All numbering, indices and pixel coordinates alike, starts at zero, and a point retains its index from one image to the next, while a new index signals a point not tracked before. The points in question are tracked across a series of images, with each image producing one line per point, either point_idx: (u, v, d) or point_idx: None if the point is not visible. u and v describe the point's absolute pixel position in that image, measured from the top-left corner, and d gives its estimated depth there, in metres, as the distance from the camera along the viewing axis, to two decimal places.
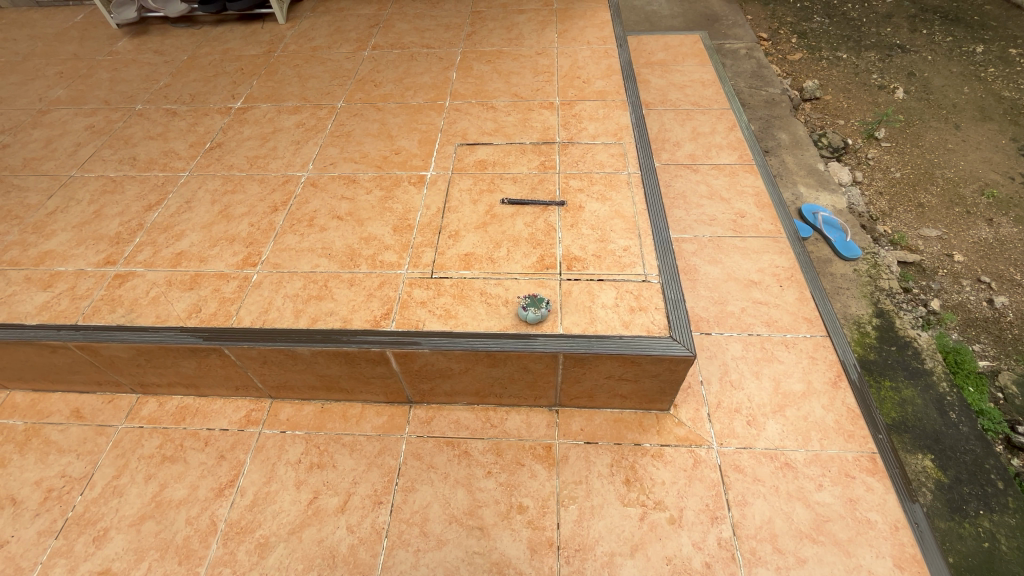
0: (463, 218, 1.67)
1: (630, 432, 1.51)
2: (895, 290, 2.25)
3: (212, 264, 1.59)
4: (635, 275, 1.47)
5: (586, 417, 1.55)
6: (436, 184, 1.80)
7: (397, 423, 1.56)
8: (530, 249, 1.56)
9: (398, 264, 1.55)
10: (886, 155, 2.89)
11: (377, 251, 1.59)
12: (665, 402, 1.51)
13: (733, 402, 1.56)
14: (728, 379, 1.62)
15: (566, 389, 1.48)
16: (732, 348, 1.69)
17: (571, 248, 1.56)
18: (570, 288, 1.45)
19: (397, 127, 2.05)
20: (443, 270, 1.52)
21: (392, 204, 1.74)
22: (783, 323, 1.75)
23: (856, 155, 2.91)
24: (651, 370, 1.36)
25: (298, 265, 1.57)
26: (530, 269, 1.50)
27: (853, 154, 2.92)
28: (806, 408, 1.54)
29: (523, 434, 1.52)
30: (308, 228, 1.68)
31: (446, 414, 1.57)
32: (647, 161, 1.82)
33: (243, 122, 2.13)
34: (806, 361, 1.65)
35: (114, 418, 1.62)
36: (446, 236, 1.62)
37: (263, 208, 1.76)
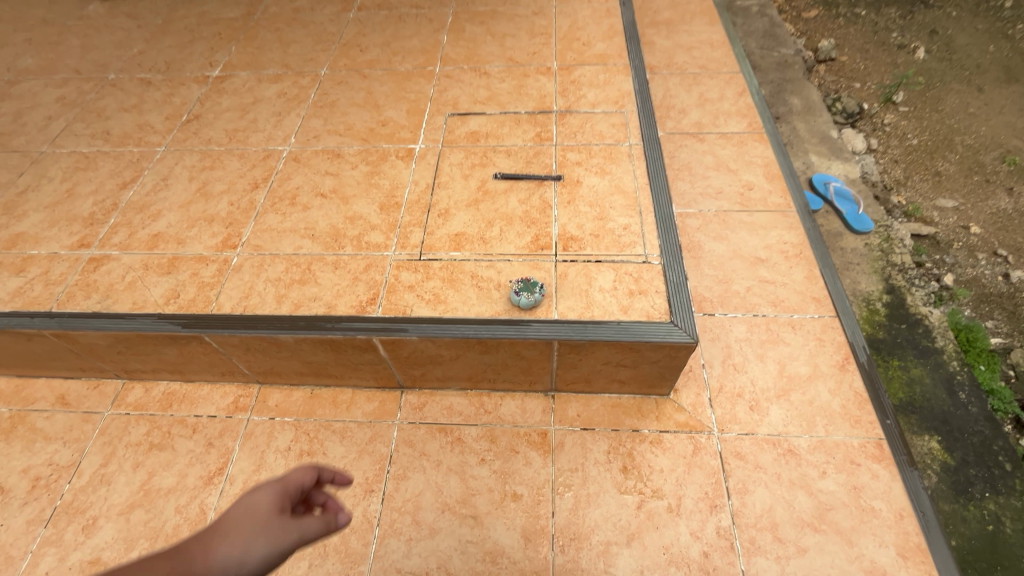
0: (453, 195, 1.57)
1: (628, 418, 1.46)
2: (907, 265, 2.19)
3: (189, 246, 1.51)
4: (636, 256, 1.39)
5: (582, 402, 1.49)
6: (425, 158, 1.69)
7: (388, 410, 1.52)
8: (524, 228, 1.47)
9: (385, 245, 1.47)
10: (904, 120, 2.77)
11: (362, 231, 1.50)
12: (664, 387, 1.45)
13: (735, 387, 1.51)
14: (730, 362, 1.55)
15: (562, 375, 1.42)
16: (736, 330, 1.62)
17: (567, 226, 1.47)
18: (566, 270, 1.37)
19: (384, 96, 1.92)
20: (432, 252, 1.44)
21: (379, 180, 1.64)
22: (790, 303, 1.67)
23: (871, 121, 2.80)
24: (650, 356, 1.29)
25: (280, 247, 1.49)
26: (524, 251, 1.42)
27: (868, 119, 2.81)
28: (812, 392, 1.48)
29: (518, 419, 1.48)
30: (290, 207, 1.59)
31: (439, 400, 1.53)
32: (650, 131, 1.70)
33: (221, 92, 2.00)
34: (813, 343, 1.58)
35: (100, 405, 1.59)
36: (436, 214, 1.53)
37: (243, 185, 1.66)
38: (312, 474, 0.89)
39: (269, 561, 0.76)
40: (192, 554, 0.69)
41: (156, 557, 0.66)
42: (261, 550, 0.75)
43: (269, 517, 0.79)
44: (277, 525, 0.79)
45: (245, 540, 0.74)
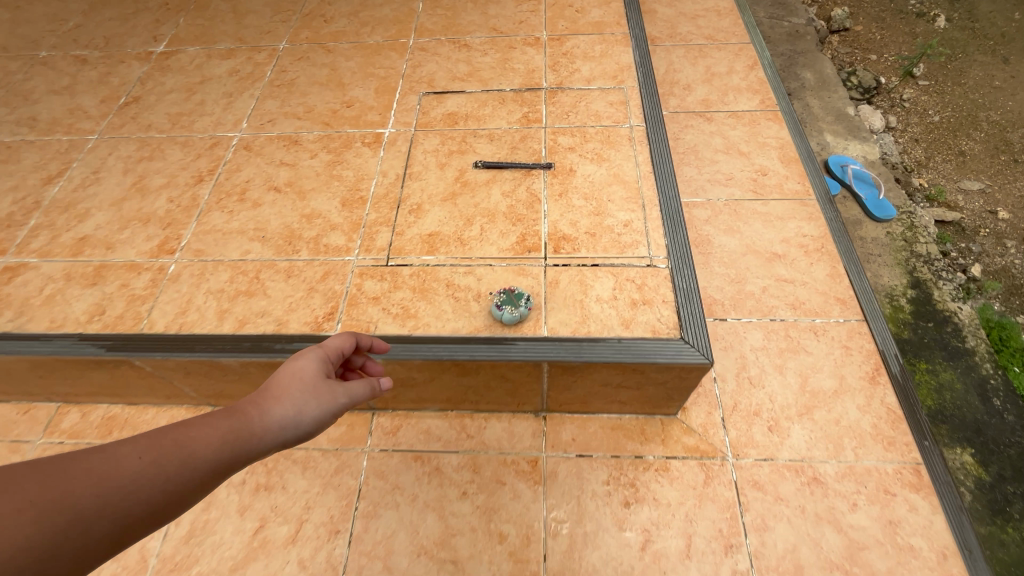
0: (427, 188, 1.36)
1: (630, 442, 1.28)
2: (933, 256, 2.00)
3: (120, 252, 1.30)
4: (639, 258, 1.19)
5: (578, 424, 1.31)
6: (396, 144, 1.47)
7: (357, 435, 1.33)
8: (509, 227, 1.27)
9: (347, 249, 1.26)
10: (924, 95, 2.55)
11: (320, 232, 1.29)
12: (671, 407, 1.26)
13: (751, 404, 1.32)
14: (745, 375, 1.37)
15: (553, 396, 1.23)
16: (751, 337, 1.43)
17: (558, 224, 1.26)
18: (557, 277, 1.17)
19: (350, 73, 1.69)
20: (401, 256, 1.23)
21: (342, 170, 1.42)
22: (811, 305, 1.48)
23: (889, 97, 2.57)
24: (656, 378, 1.11)
25: (225, 252, 1.27)
26: (508, 253, 1.22)
27: (885, 95, 2.58)
28: (838, 409, 1.31)
29: (504, 445, 1.30)
30: (239, 203, 1.37)
31: (415, 423, 1.34)
32: (653, 110, 1.48)
33: (166, 71, 1.76)
34: (838, 351, 1.40)
35: (29, 433, 1.39)
36: (407, 211, 1.32)
37: (185, 178, 1.44)
38: (351, 342, 0.84)
39: (328, 417, 0.73)
40: (244, 414, 0.66)
41: (206, 418, 0.64)
42: (316, 412, 0.72)
43: (316, 379, 0.74)
44: (325, 387, 0.74)
45: (297, 401, 0.71)
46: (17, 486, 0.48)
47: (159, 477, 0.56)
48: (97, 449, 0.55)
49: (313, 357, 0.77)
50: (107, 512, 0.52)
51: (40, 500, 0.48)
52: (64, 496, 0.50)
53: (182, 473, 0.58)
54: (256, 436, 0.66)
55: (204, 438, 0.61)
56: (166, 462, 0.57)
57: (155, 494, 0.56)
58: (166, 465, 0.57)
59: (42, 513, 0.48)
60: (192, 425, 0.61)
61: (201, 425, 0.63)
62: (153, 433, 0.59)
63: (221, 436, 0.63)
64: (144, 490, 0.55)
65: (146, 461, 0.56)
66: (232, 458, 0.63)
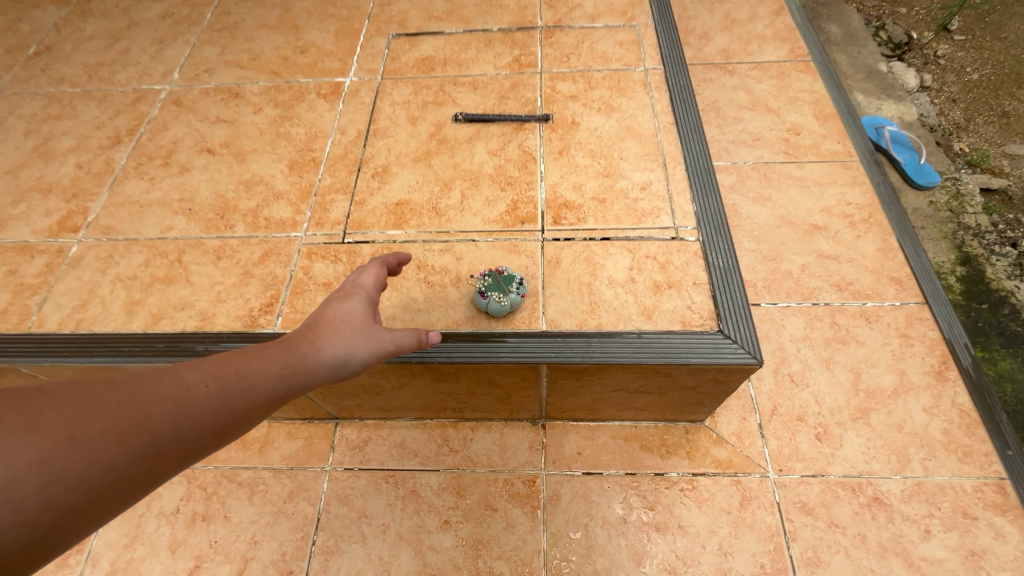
0: (395, 146, 1.10)
1: (648, 456, 1.05)
2: (984, 228, 1.76)
3: (12, 231, 1.04)
4: (661, 229, 0.94)
5: (583, 435, 1.08)
6: (358, 94, 1.20)
7: (316, 451, 1.10)
8: (496, 193, 1.01)
9: (294, 222, 1.00)
10: (961, 50, 2.26)
11: (261, 203, 1.03)
12: (699, 413, 1.03)
13: (794, 407, 1.09)
14: (785, 372, 1.13)
15: (554, 402, 0.99)
16: (790, 325, 1.19)
17: (559, 188, 1.00)
18: (558, 254, 0.92)
19: (305, 14, 1.40)
20: (361, 230, 0.98)
21: (291, 127, 1.15)
22: (860, 285, 1.24)
23: (922, 53, 2.28)
24: (685, 382, 0.87)
25: (140, 229, 1.01)
26: (496, 226, 0.96)
27: (918, 50, 2.29)
28: (900, 412, 1.08)
29: (495, 461, 1.06)
30: (162, 169, 1.10)
31: (386, 435, 1.11)
32: (673, 50, 1.21)
33: (85, 15, 1.47)
34: (896, 341, 1.16)
35: None
36: (369, 175, 1.06)
37: (99, 139, 1.17)
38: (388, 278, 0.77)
39: (379, 359, 0.68)
40: (298, 347, 0.62)
41: (263, 350, 0.60)
42: (365, 354, 0.66)
43: (367, 319, 0.69)
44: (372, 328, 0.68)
45: (348, 341, 0.65)
46: (90, 407, 0.46)
47: (225, 406, 0.54)
48: (166, 371, 0.52)
49: (361, 295, 0.72)
50: (178, 440, 0.50)
51: (114, 420, 0.47)
52: (137, 417, 0.48)
53: (244, 407, 0.55)
54: (310, 372, 0.61)
55: (263, 369, 0.58)
56: (228, 393, 0.54)
57: (220, 422, 0.53)
58: (229, 397, 0.54)
59: (119, 434, 0.46)
60: (252, 357, 0.58)
61: (259, 356, 0.59)
62: (218, 359, 0.56)
63: (277, 368, 0.59)
64: (211, 417, 0.52)
65: (212, 391, 0.53)
66: (289, 391, 0.59)
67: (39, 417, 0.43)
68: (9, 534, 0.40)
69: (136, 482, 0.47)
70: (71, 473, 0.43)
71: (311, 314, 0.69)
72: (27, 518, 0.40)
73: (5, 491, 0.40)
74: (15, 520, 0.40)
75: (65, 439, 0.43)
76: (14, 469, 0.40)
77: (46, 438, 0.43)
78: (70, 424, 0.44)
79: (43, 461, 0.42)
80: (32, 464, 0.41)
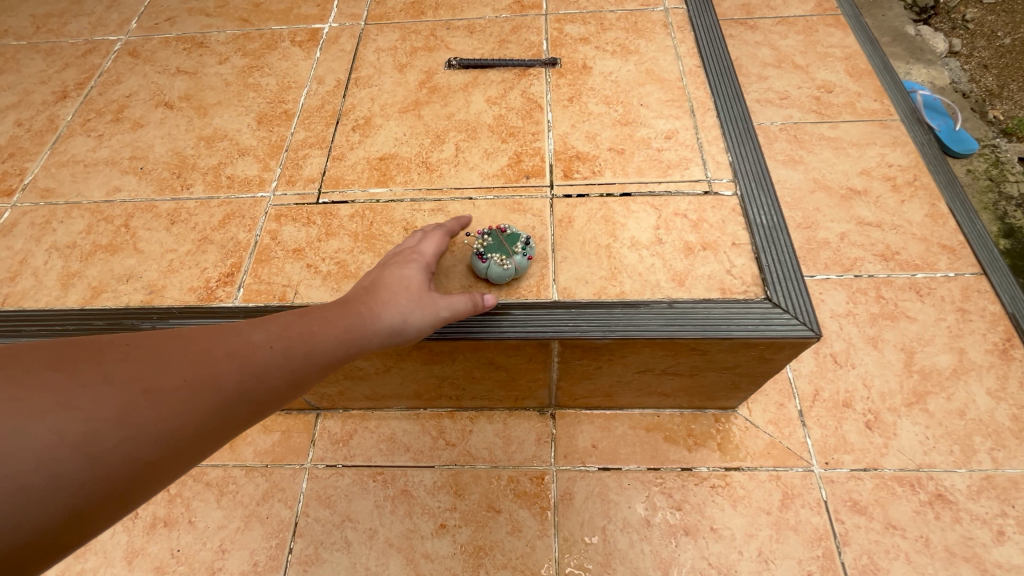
0: (380, 96, 0.95)
1: (674, 449, 0.91)
2: None
3: None
4: (691, 183, 0.80)
5: (598, 425, 0.94)
6: (337, 41, 1.05)
7: (294, 446, 0.96)
8: (497, 145, 0.87)
9: (261, 181, 0.86)
10: (991, 13, 2.06)
11: (224, 160, 0.89)
12: (732, 399, 0.90)
13: (840, 392, 0.96)
14: (828, 352, 1.00)
15: (566, 388, 0.86)
16: (830, 300, 1.06)
17: (569, 139, 0.86)
18: (570, 213, 0.78)
19: None
20: (339, 189, 0.84)
21: (260, 78, 1.01)
22: (909, 255, 1.10)
23: (948, 18, 2.09)
24: (723, 361, 0.73)
25: (84, 192, 0.87)
26: (497, 182, 0.82)
27: (944, 15, 2.10)
28: (962, 396, 0.94)
29: (498, 456, 0.93)
30: (112, 124, 0.96)
31: (374, 427, 0.97)
32: None
33: None
34: (953, 316, 1.02)
35: None
36: (350, 128, 0.91)
37: (44, 95, 1.03)
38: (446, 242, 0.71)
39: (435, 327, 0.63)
40: (357, 310, 0.58)
41: (323, 311, 0.57)
42: (422, 322, 0.61)
43: (423, 283, 0.64)
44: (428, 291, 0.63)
45: (404, 305, 0.60)
46: (161, 364, 0.45)
47: (288, 367, 0.52)
48: (229, 330, 0.51)
49: (420, 261, 0.66)
50: (243, 400, 0.49)
51: (183, 377, 0.46)
52: (205, 376, 0.47)
53: (306, 369, 0.53)
54: (368, 337, 0.57)
55: (322, 333, 0.55)
56: (290, 355, 0.52)
57: (282, 384, 0.52)
58: (291, 359, 0.52)
59: (188, 392, 0.45)
60: (311, 319, 0.55)
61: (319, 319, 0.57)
62: (279, 321, 0.54)
63: (336, 332, 0.55)
64: (273, 378, 0.51)
65: (276, 352, 0.52)
66: (348, 356, 0.56)
67: (117, 372, 0.43)
68: (94, 483, 0.40)
69: (204, 439, 0.47)
70: (148, 427, 0.43)
71: (369, 277, 0.65)
72: (109, 470, 0.41)
73: (90, 442, 0.40)
74: (99, 471, 0.40)
75: (141, 395, 0.43)
76: (97, 422, 0.40)
77: (123, 393, 0.42)
78: (144, 379, 0.44)
79: (123, 416, 0.42)
80: (112, 419, 0.41)
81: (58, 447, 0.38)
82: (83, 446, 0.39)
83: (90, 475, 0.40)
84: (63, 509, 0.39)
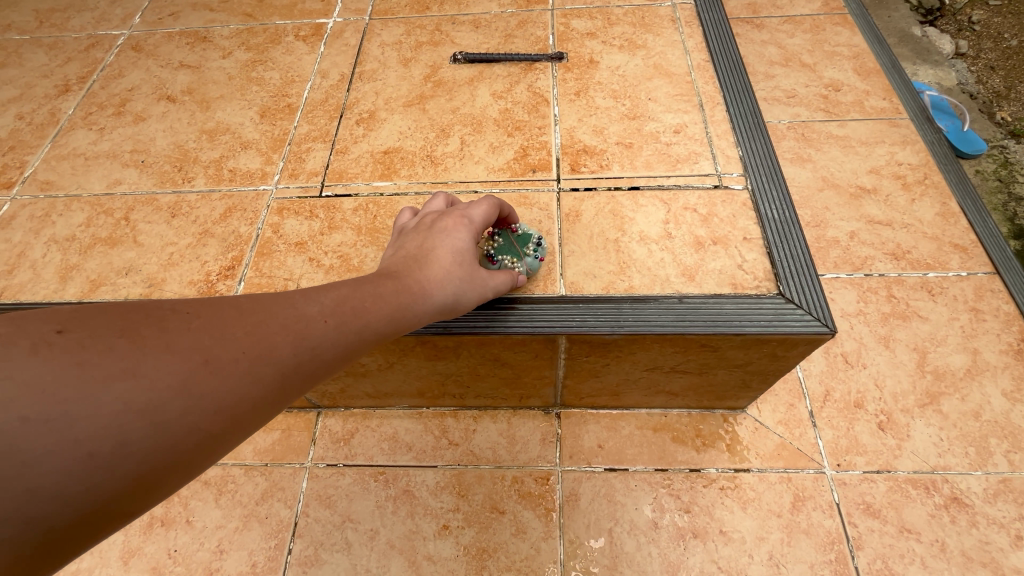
0: (384, 90, 0.94)
1: (681, 450, 0.89)
2: None
3: None
4: (700, 177, 0.78)
5: (604, 425, 0.92)
6: (342, 36, 1.04)
7: (294, 445, 0.94)
8: (503, 139, 0.85)
9: (263, 175, 0.85)
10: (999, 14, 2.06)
11: (226, 154, 0.88)
12: (741, 399, 0.88)
13: (851, 392, 0.94)
14: (838, 352, 0.98)
15: (573, 386, 0.84)
16: (840, 299, 1.04)
17: (576, 133, 0.85)
18: (577, 207, 0.77)
19: None
20: (343, 183, 0.82)
21: (264, 72, 1.00)
22: (920, 254, 1.08)
23: (956, 18, 2.08)
24: (735, 358, 0.71)
25: (84, 185, 0.86)
26: (502, 176, 0.81)
27: (951, 15, 2.09)
28: (976, 397, 0.92)
29: (502, 456, 0.91)
30: (114, 118, 0.95)
31: (376, 426, 0.96)
32: None
33: None
34: (966, 316, 1.00)
35: None
36: (353, 121, 0.90)
37: (46, 88, 1.02)
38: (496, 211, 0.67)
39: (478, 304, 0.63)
40: (409, 286, 0.55)
41: (375, 284, 0.54)
42: (470, 300, 0.61)
43: (472, 260, 0.61)
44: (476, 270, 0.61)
45: (455, 283, 0.58)
46: (219, 333, 0.43)
47: (342, 343, 0.50)
48: (285, 302, 0.49)
49: (469, 228, 0.62)
50: (298, 375, 0.47)
51: (241, 348, 0.43)
52: (263, 349, 0.44)
53: (359, 344, 0.51)
54: (420, 314, 0.56)
55: (375, 309, 0.53)
56: (345, 330, 0.50)
57: (335, 360, 0.50)
58: (345, 335, 0.50)
59: (248, 364, 0.43)
60: (364, 294, 0.53)
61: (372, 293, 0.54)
62: (334, 293, 0.51)
63: (391, 309, 0.53)
64: (328, 354, 0.49)
65: (331, 327, 0.49)
66: (397, 333, 0.55)
67: (179, 339, 0.40)
68: (159, 452, 0.38)
69: (258, 415, 0.44)
70: (210, 399, 0.40)
71: (417, 242, 0.60)
72: (172, 440, 0.38)
73: (155, 412, 0.37)
74: (164, 443, 0.38)
75: (203, 364, 0.40)
76: (160, 391, 0.37)
77: (186, 362, 0.39)
78: (204, 348, 0.41)
79: (184, 386, 0.39)
80: (175, 387, 0.38)
81: (123, 414, 0.36)
82: (148, 416, 0.37)
83: (153, 445, 0.37)
84: (125, 479, 0.36)
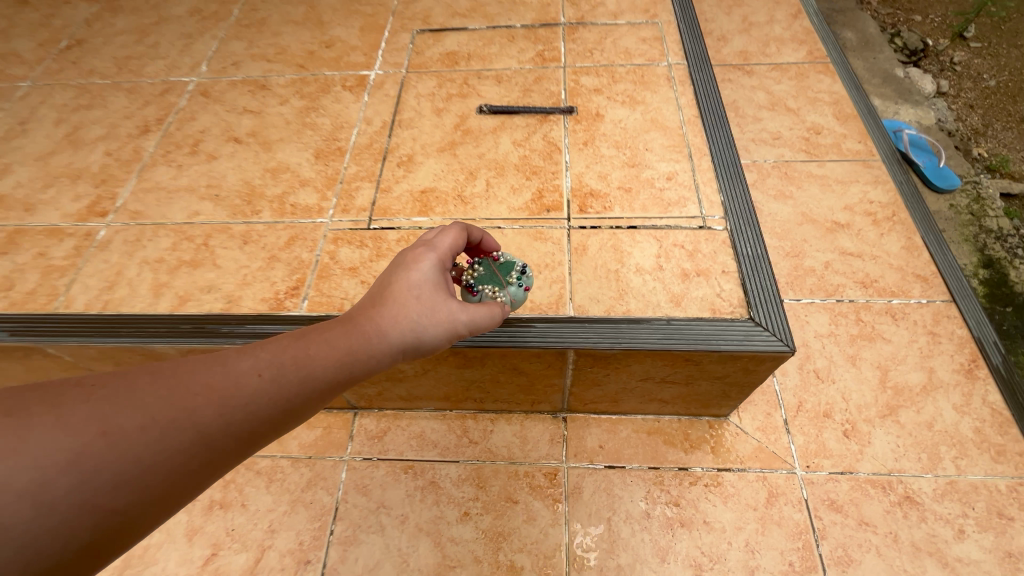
0: (420, 137, 1.10)
1: (672, 450, 1.03)
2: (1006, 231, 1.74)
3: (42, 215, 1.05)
4: (688, 218, 0.93)
5: (605, 428, 1.06)
6: (383, 87, 1.21)
7: (334, 440, 1.09)
8: (522, 182, 1.01)
9: (319, 209, 1.00)
10: (976, 58, 2.23)
11: (287, 190, 1.04)
12: (724, 408, 1.02)
13: (821, 403, 1.07)
14: (811, 368, 1.12)
15: (578, 393, 0.98)
16: (814, 322, 1.18)
17: (585, 178, 1.01)
18: (584, 242, 0.92)
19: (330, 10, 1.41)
20: (387, 217, 0.98)
21: (316, 118, 1.16)
22: (886, 283, 1.22)
23: (937, 59, 2.25)
24: (714, 371, 0.86)
25: (168, 214, 1.02)
26: (521, 214, 0.96)
27: (933, 57, 2.26)
28: (930, 410, 1.05)
29: (516, 454, 1.05)
30: (189, 156, 1.12)
31: (406, 426, 1.10)
32: (696, 46, 1.21)
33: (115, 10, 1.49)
34: (924, 339, 1.14)
35: None
36: (395, 163, 1.06)
37: (128, 128, 1.19)
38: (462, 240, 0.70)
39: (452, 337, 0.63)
40: (360, 328, 0.57)
41: (324, 330, 0.56)
42: (433, 335, 0.61)
43: (431, 294, 0.62)
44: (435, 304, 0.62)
45: (412, 320, 0.59)
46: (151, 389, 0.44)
47: (282, 392, 0.50)
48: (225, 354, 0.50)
49: (432, 260, 0.65)
50: (231, 428, 0.47)
51: (169, 404, 0.44)
52: (194, 403, 0.45)
53: (304, 392, 0.52)
54: (379, 355, 0.57)
55: (319, 356, 0.53)
56: (285, 379, 0.51)
57: (274, 412, 0.50)
58: (286, 383, 0.51)
59: (177, 419, 0.44)
60: (312, 340, 0.54)
61: (320, 339, 0.55)
62: (278, 342, 0.53)
63: (339, 352, 0.54)
64: (264, 406, 0.49)
65: (268, 378, 0.50)
66: (351, 376, 0.55)
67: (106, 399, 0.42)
68: (80, 511, 0.39)
69: (189, 471, 0.45)
70: (134, 455, 0.42)
71: (380, 282, 0.63)
72: (96, 496, 0.40)
73: (77, 467, 0.39)
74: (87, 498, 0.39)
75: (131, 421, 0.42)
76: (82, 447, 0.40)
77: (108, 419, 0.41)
78: (128, 406, 0.43)
79: (110, 441, 0.41)
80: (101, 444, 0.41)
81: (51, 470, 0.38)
82: (70, 471, 0.39)
83: (79, 500, 0.39)
84: (57, 533, 0.38)
